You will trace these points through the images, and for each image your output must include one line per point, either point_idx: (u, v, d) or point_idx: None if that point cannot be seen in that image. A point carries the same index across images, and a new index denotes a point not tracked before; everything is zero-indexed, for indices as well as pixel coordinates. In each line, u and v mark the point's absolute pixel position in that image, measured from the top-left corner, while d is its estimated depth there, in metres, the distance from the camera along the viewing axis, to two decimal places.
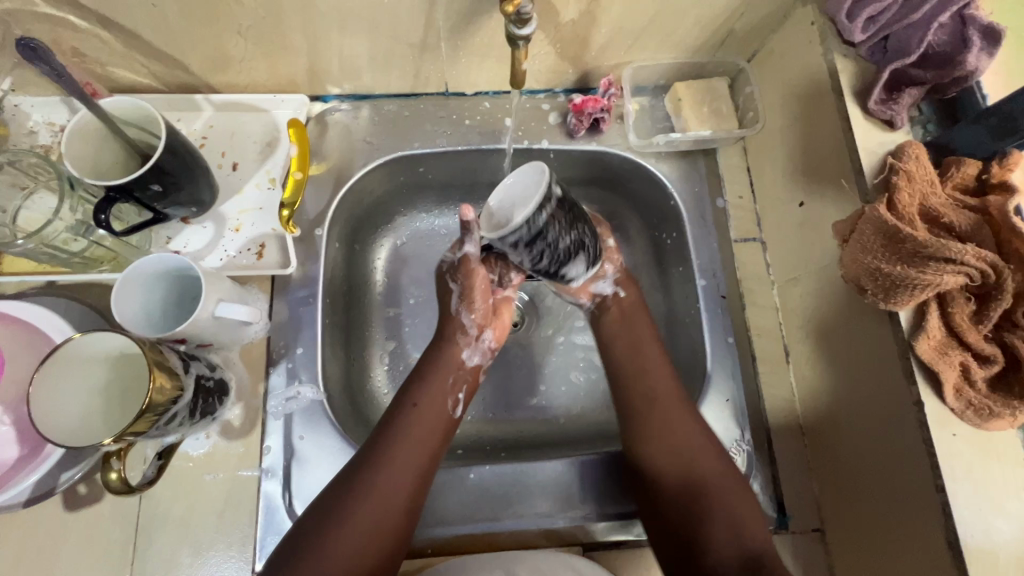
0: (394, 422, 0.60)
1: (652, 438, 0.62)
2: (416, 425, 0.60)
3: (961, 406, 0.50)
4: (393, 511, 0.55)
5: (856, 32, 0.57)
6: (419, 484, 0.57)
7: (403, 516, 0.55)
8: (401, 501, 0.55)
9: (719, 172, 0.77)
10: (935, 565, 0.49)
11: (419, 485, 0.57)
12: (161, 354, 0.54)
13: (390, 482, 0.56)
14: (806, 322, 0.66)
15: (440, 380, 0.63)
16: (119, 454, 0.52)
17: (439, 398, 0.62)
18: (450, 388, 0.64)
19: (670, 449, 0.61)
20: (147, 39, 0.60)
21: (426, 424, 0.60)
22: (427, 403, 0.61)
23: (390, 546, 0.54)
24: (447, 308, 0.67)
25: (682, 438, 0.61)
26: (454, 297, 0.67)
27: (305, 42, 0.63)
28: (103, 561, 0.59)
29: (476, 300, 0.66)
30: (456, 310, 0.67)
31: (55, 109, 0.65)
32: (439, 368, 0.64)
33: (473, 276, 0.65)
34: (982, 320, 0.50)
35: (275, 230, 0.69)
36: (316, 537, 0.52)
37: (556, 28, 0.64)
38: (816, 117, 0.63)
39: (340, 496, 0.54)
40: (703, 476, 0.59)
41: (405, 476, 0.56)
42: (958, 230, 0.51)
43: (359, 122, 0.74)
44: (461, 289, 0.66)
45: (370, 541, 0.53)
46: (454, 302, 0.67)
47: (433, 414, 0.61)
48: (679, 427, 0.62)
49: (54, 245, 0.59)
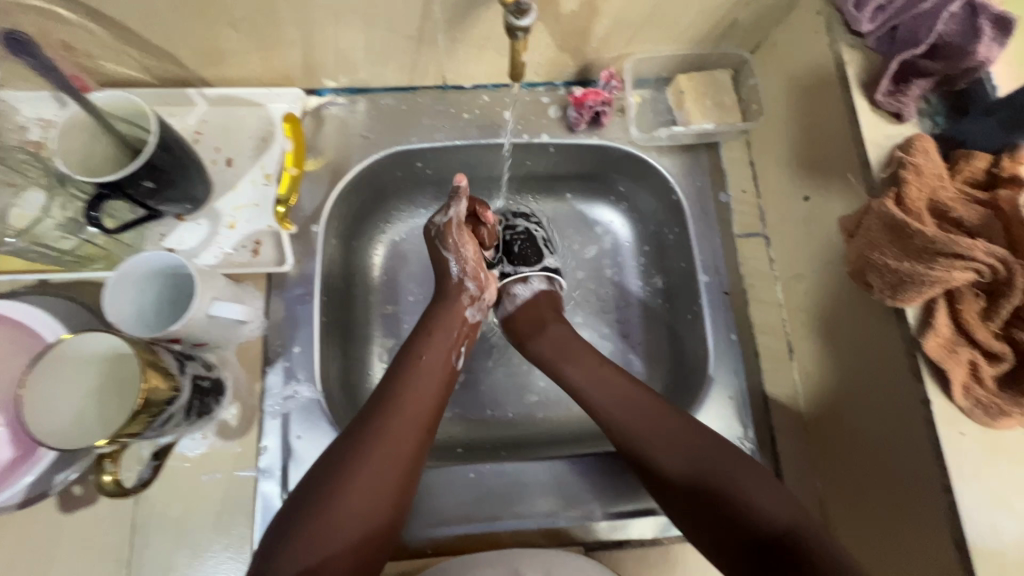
0: (400, 372, 0.59)
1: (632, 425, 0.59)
2: (423, 376, 0.60)
3: (969, 405, 0.49)
4: (406, 452, 0.54)
5: (863, 21, 0.56)
6: (425, 435, 0.57)
7: (414, 465, 0.55)
8: (412, 448, 0.55)
9: (723, 166, 0.76)
10: (941, 565, 0.49)
11: (427, 432, 0.57)
12: (155, 354, 0.52)
13: (404, 428, 0.55)
14: (810, 318, 0.65)
15: (445, 334, 0.64)
16: (112, 457, 0.51)
17: (442, 350, 0.63)
18: (453, 342, 0.64)
19: (652, 435, 0.58)
20: (137, 32, 0.59)
21: (431, 373, 0.60)
22: (433, 355, 0.62)
23: (404, 494, 0.54)
24: (447, 276, 0.69)
25: (654, 429, 0.58)
26: (452, 266, 0.68)
27: (300, 35, 0.62)
28: (98, 562, 0.58)
29: (472, 262, 0.68)
30: (458, 278, 0.68)
31: (46, 104, 0.64)
32: (443, 320, 0.65)
33: (468, 240, 0.68)
34: (991, 317, 0.49)
35: (271, 227, 0.68)
36: (330, 484, 0.51)
37: (556, 19, 0.62)
38: (821, 109, 0.61)
39: (352, 440, 0.54)
40: (694, 451, 0.56)
41: (415, 422, 0.56)
42: (967, 225, 0.50)
43: (356, 116, 0.73)
44: (458, 257, 0.68)
45: (386, 483, 0.53)
46: (454, 268, 0.68)
47: (438, 365, 0.61)
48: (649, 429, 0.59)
49: (46, 244, 0.61)
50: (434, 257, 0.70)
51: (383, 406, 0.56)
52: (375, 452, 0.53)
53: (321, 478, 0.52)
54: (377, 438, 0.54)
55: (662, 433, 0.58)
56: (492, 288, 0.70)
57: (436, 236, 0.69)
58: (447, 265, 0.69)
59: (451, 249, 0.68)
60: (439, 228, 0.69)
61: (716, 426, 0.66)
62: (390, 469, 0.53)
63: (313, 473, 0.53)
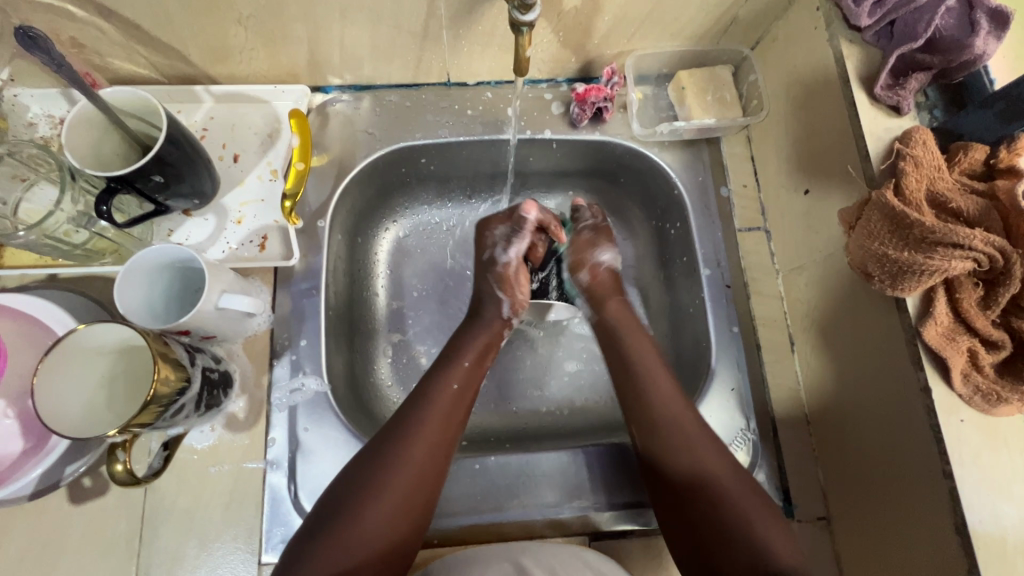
0: (427, 393, 0.59)
1: (673, 438, 0.57)
2: (451, 397, 0.59)
3: (968, 392, 0.49)
4: (427, 475, 0.55)
5: (862, 16, 0.57)
6: (449, 454, 0.57)
7: (437, 481, 0.56)
8: (437, 469, 0.56)
9: (723, 161, 0.76)
10: (942, 551, 0.49)
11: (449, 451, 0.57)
12: (166, 346, 0.53)
13: (428, 450, 0.55)
14: (811, 310, 0.66)
15: (474, 354, 0.64)
16: (125, 445, 0.52)
17: (469, 370, 0.63)
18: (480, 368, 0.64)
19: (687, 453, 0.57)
20: (147, 29, 0.59)
21: (462, 395, 0.60)
22: (463, 380, 0.61)
23: (425, 508, 0.54)
24: (492, 309, 0.69)
25: (700, 448, 0.56)
26: (505, 306, 0.69)
27: (307, 31, 0.62)
28: (108, 553, 0.59)
29: (521, 301, 0.70)
30: (510, 315, 0.69)
31: (54, 102, 0.65)
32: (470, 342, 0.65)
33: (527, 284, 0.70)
34: (991, 305, 0.50)
35: (278, 222, 0.69)
36: (352, 505, 0.51)
37: (560, 15, 0.63)
38: (820, 103, 0.62)
39: (379, 460, 0.54)
40: (722, 483, 0.54)
41: (442, 444, 0.57)
42: (965, 215, 0.51)
43: (360, 113, 0.73)
44: (512, 299, 0.69)
45: (406, 503, 0.53)
46: (507, 306, 0.69)
47: (467, 387, 0.61)
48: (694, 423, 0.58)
49: (55, 237, 0.58)
50: (481, 288, 0.71)
51: (408, 424, 0.56)
52: (398, 478, 0.53)
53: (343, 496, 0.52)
54: (401, 461, 0.54)
55: (708, 459, 0.56)
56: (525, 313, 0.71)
57: (490, 270, 0.71)
58: (498, 303, 0.69)
59: (503, 291, 0.69)
60: (497, 265, 0.71)
61: (719, 417, 0.67)
62: (413, 492, 0.54)
63: (334, 489, 0.53)
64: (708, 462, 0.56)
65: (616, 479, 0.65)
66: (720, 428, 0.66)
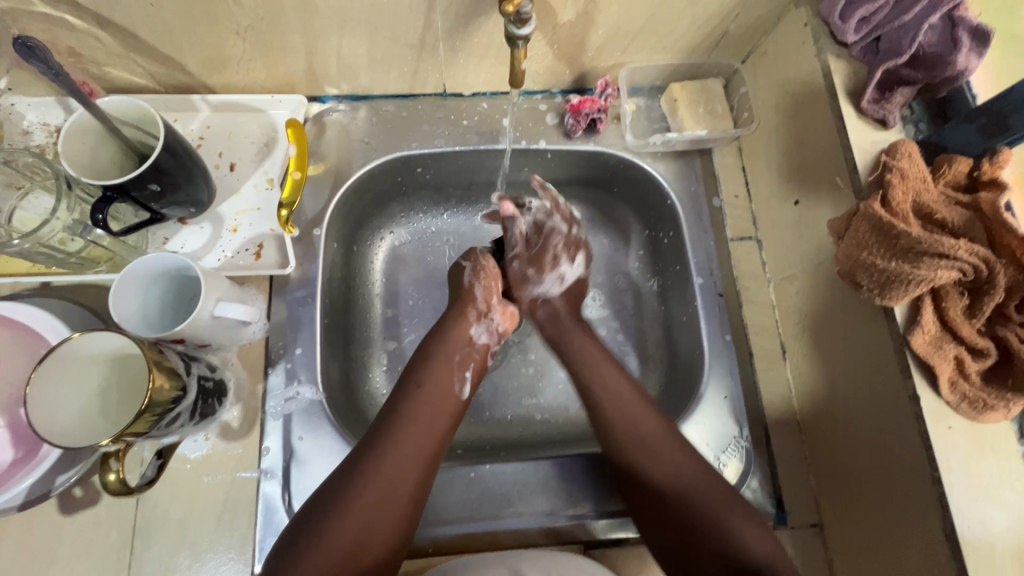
0: (400, 407, 0.59)
1: (646, 455, 0.59)
2: (420, 407, 0.59)
3: (956, 400, 0.51)
4: (402, 488, 0.54)
5: (849, 32, 0.58)
6: (427, 465, 0.57)
7: (417, 491, 0.55)
8: (411, 480, 0.55)
9: (715, 171, 0.78)
10: (931, 557, 0.50)
11: (427, 466, 0.57)
12: (160, 354, 0.53)
13: (397, 464, 0.55)
14: (802, 318, 0.67)
15: (448, 359, 0.64)
16: (117, 455, 0.52)
17: (444, 378, 0.62)
18: (455, 368, 0.64)
19: (649, 454, 0.59)
20: (145, 39, 0.60)
21: (436, 408, 0.60)
22: (432, 385, 0.61)
23: (406, 519, 0.54)
24: (461, 284, 0.70)
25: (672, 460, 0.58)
26: (467, 272, 0.71)
27: (305, 43, 0.63)
28: (99, 564, 0.58)
29: (485, 265, 0.70)
30: (470, 283, 0.70)
31: (50, 110, 0.65)
32: (443, 346, 0.65)
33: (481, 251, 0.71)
34: (976, 314, 0.51)
35: (273, 230, 0.69)
36: (320, 521, 0.51)
37: (554, 28, 0.64)
38: (809, 117, 0.64)
39: (345, 477, 0.54)
40: (705, 499, 0.55)
41: (415, 455, 0.56)
42: (950, 226, 0.52)
43: (357, 122, 0.74)
44: (475, 264, 0.71)
45: (377, 516, 0.52)
46: (467, 273, 0.71)
47: (437, 395, 0.61)
48: (663, 445, 0.59)
49: (50, 245, 0.58)
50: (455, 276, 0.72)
51: (380, 436, 0.57)
52: (367, 489, 0.53)
53: (315, 512, 0.52)
54: (371, 472, 0.54)
55: (682, 470, 0.58)
56: (503, 314, 0.70)
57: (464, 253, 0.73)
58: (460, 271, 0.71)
59: (464, 260, 0.72)
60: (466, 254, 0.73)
61: (712, 425, 0.68)
62: (385, 502, 0.53)
63: (308, 509, 0.52)
64: (679, 472, 0.58)
65: (609, 487, 0.65)
66: (714, 435, 0.67)
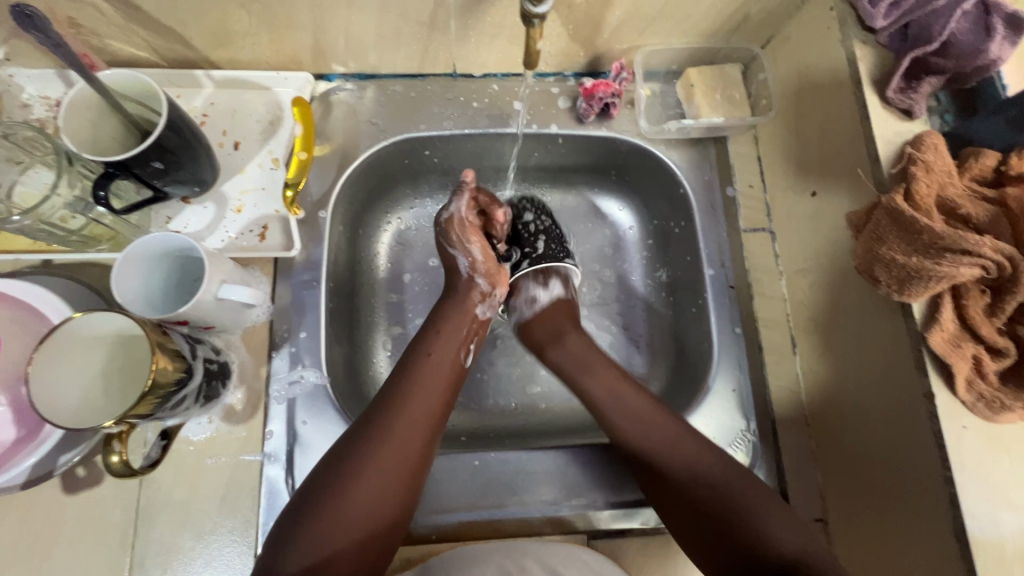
0: (408, 367, 0.60)
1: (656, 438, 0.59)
2: (430, 373, 0.60)
3: (971, 399, 0.50)
4: (413, 452, 0.55)
5: (878, 18, 0.56)
6: (431, 431, 0.57)
7: (422, 459, 0.55)
8: (416, 450, 0.55)
9: (730, 161, 0.76)
10: (941, 557, 0.49)
11: (434, 425, 0.57)
12: (163, 336, 0.52)
13: (410, 425, 0.55)
14: (814, 313, 0.66)
15: (454, 331, 0.64)
16: (120, 436, 0.51)
17: (453, 346, 0.63)
18: (462, 338, 0.64)
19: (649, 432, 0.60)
20: (147, 11, 0.58)
21: (440, 370, 0.60)
22: (440, 352, 0.62)
23: (412, 488, 0.54)
24: (456, 271, 0.69)
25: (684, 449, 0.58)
26: (461, 263, 0.68)
27: (311, 18, 0.61)
28: (101, 543, 0.58)
29: (479, 258, 0.68)
30: (467, 274, 0.68)
31: (51, 83, 0.63)
32: (452, 318, 0.65)
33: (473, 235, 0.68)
34: (996, 313, 0.50)
35: (278, 212, 0.68)
36: (335, 482, 0.51)
37: (570, 8, 0.62)
38: (830, 107, 0.62)
39: (354, 437, 0.54)
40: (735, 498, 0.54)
41: (421, 417, 0.56)
42: (975, 221, 0.50)
43: (364, 102, 0.72)
44: (467, 254, 0.68)
45: (390, 482, 0.53)
46: (464, 263, 0.68)
47: (445, 363, 0.61)
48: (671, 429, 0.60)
49: (51, 222, 0.57)
50: (441, 252, 0.70)
51: (390, 401, 0.56)
52: (381, 448, 0.53)
53: (330, 471, 0.52)
54: (382, 432, 0.54)
55: (724, 488, 0.55)
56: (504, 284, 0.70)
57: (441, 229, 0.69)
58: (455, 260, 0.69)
59: (454, 248, 0.68)
60: (443, 223, 0.69)
61: (720, 418, 0.67)
62: (395, 469, 0.53)
63: (319, 469, 0.53)
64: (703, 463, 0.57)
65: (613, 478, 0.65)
66: (720, 429, 0.66)
